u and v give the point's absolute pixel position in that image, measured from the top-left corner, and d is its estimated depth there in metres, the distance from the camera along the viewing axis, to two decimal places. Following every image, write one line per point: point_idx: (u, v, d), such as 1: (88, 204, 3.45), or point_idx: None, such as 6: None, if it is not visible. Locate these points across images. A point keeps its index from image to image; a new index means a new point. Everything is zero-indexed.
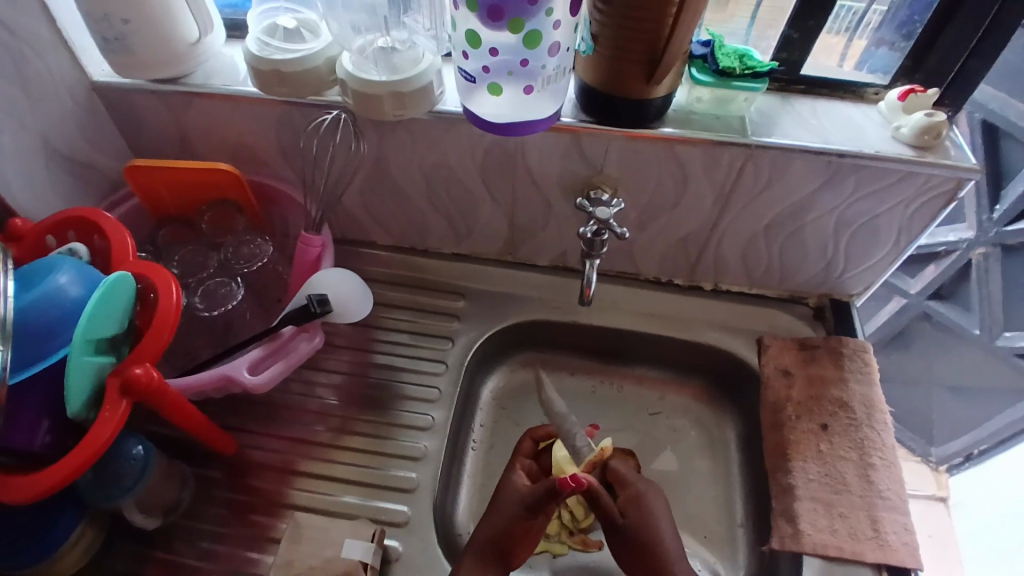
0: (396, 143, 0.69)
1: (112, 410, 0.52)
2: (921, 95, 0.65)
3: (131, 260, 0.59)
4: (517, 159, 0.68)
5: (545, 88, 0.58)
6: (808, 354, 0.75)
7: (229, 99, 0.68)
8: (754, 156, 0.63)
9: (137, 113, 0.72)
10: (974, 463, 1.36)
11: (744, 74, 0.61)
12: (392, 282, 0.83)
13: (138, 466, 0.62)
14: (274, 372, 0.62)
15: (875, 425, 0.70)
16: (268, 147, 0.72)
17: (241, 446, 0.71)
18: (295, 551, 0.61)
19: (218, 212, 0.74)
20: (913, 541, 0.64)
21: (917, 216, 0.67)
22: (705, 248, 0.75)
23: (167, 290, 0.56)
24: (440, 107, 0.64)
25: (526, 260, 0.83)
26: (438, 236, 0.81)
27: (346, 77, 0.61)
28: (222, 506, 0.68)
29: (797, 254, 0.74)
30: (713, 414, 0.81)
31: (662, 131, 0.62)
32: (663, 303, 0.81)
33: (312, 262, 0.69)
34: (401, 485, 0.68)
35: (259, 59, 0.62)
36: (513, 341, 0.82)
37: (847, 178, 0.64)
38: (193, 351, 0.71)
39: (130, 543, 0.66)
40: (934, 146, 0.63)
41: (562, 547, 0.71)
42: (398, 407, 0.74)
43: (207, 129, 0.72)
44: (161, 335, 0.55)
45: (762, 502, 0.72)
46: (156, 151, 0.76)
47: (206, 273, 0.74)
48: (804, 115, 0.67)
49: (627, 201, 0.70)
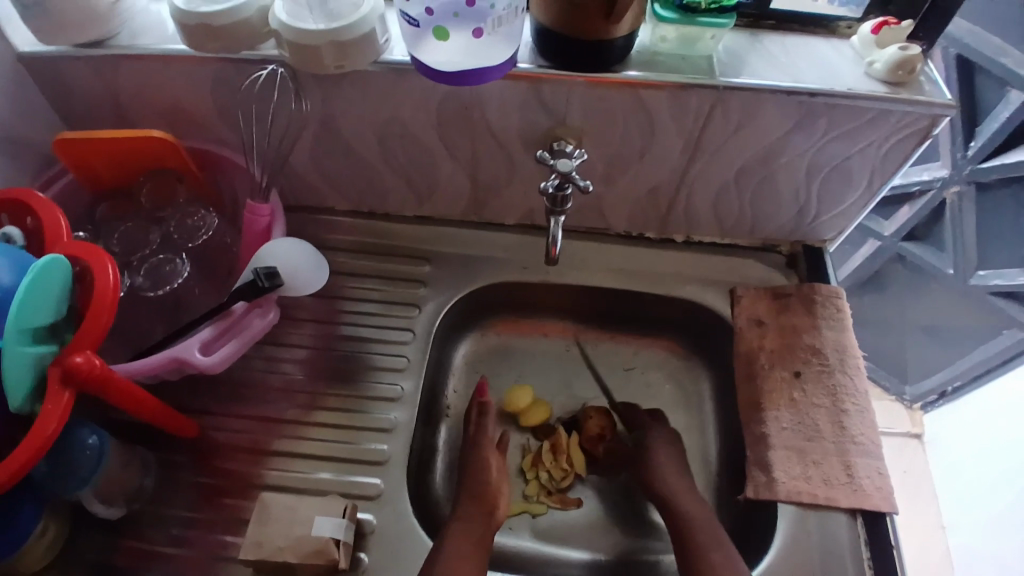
0: (342, 99, 0.64)
1: (54, 402, 0.49)
2: (895, 28, 0.61)
3: (66, 241, 0.54)
4: (474, 112, 0.64)
5: (496, 30, 0.54)
6: (781, 302, 0.74)
7: (160, 59, 0.62)
8: (723, 98, 0.60)
9: (63, 82, 0.66)
10: (948, 400, 1.38)
11: (710, 9, 0.57)
12: (354, 250, 0.79)
13: (94, 456, 0.59)
14: (228, 351, 0.58)
15: (848, 371, 0.70)
16: (208, 110, 0.67)
17: (205, 428, 0.68)
18: (263, 532, 0.59)
19: (157, 181, 0.69)
20: (887, 485, 0.64)
21: (890, 155, 0.65)
22: (676, 199, 0.73)
23: (104, 271, 0.52)
24: (386, 57, 0.60)
25: (493, 221, 0.79)
26: (397, 199, 0.77)
27: (280, 27, 0.56)
28: (190, 490, 0.65)
29: (769, 201, 0.72)
30: (688, 369, 0.80)
31: (624, 75, 0.59)
32: (635, 257, 0.78)
33: (262, 232, 0.65)
34: (372, 458, 0.67)
35: (185, 13, 0.57)
36: (484, 304, 0.80)
37: (818, 119, 0.61)
38: (144, 332, 0.68)
39: (97, 532, 0.63)
40: (908, 82, 0.60)
41: (539, 507, 0.72)
42: (366, 379, 0.71)
43: (139, 94, 0.66)
44: (101, 319, 0.51)
45: (738, 453, 0.72)
46: (89, 122, 0.70)
47: (149, 250, 0.69)
48: (774, 53, 0.63)
49: (593, 152, 0.67)
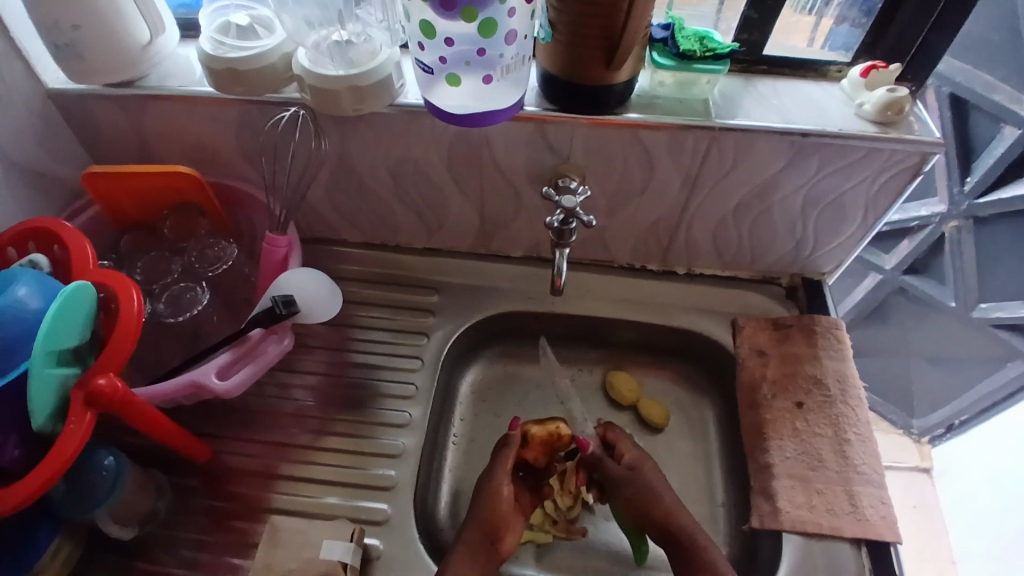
0: (358, 138, 0.68)
1: (76, 422, 0.51)
2: (883, 71, 0.65)
3: (92, 269, 0.57)
4: (482, 150, 0.67)
5: (505, 76, 0.58)
6: (781, 333, 0.76)
7: (186, 101, 0.66)
8: (719, 138, 0.63)
9: (95, 120, 0.70)
10: (956, 433, 1.38)
11: (705, 56, 0.61)
12: (366, 280, 0.82)
13: (110, 476, 0.61)
14: (243, 376, 0.60)
15: (849, 401, 0.71)
16: (230, 148, 0.71)
17: (218, 453, 0.70)
18: (274, 555, 0.60)
19: (180, 215, 0.73)
20: (890, 514, 0.65)
21: (883, 191, 0.67)
22: (676, 233, 0.76)
23: (127, 298, 0.55)
24: (401, 100, 0.63)
25: (499, 252, 0.82)
26: (408, 232, 0.81)
27: (302, 73, 0.60)
28: (202, 513, 0.67)
29: (767, 234, 0.74)
30: (691, 398, 0.82)
31: (626, 117, 0.62)
32: (637, 289, 0.81)
33: (279, 262, 0.68)
34: (380, 483, 0.68)
35: (213, 58, 0.61)
36: (490, 333, 0.82)
37: (811, 158, 0.64)
38: (162, 359, 0.70)
39: (111, 555, 0.65)
40: (897, 122, 0.63)
41: (546, 537, 0.72)
42: (376, 406, 0.73)
43: (166, 132, 0.70)
44: (124, 343, 0.54)
45: (743, 484, 0.73)
46: (117, 158, 0.74)
47: (170, 279, 0.73)
48: (767, 96, 0.67)
49: (596, 188, 0.70)
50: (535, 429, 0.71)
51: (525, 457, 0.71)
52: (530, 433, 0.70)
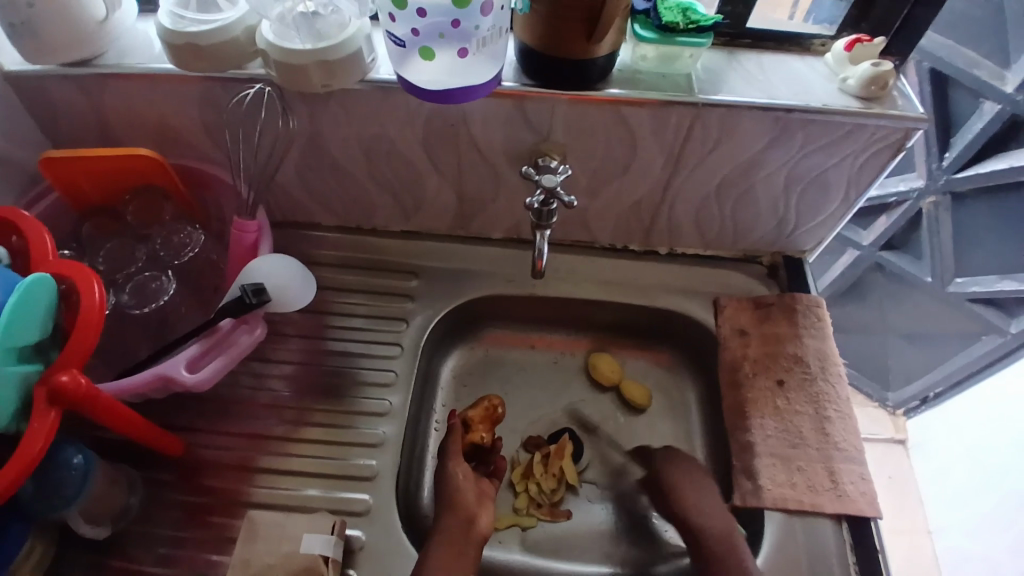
0: (328, 116, 0.65)
1: (40, 422, 0.49)
2: (867, 45, 0.63)
3: (51, 259, 0.54)
4: (459, 129, 0.65)
5: (481, 50, 0.55)
6: (764, 312, 0.75)
7: (144, 79, 0.62)
8: (702, 115, 0.61)
9: (49, 101, 0.66)
10: (931, 406, 1.41)
11: (688, 29, 0.59)
12: (342, 265, 0.79)
13: (80, 475, 0.58)
14: (214, 369, 0.58)
15: (830, 378, 0.71)
16: (194, 129, 0.68)
17: (192, 446, 0.68)
18: (251, 550, 0.58)
19: (143, 200, 0.69)
20: (870, 490, 0.65)
21: (866, 168, 0.66)
22: (659, 213, 0.74)
23: (89, 289, 0.52)
24: (373, 76, 0.60)
25: (478, 235, 0.80)
26: (384, 214, 0.78)
27: (267, 47, 0.57)
28: (177, 509, 0.65)
29: (750, 213, 0.74)
30: (673, 378, 0.81)
31: (607, 92, 0.60)
32: (619, 270, 0.80)
33: (249, 248, 0.65)
34: (360, 473, 0.67)
35: (172, 32, 0.57)
36: (470, 317, 0.80)
37: (795, 134, 0.63)
38: (129, 351, 0.68)
39: (83, 555, 0.63)
40: (882, 97, 0.62)
41: (530, 520, 0.72)
42: (354, 395, 0.72)
43: (125, 112, 0.67)
44: (88, 337, 0.51)
45: (726, 463, 0.73)
46: (75, 140, 0.70)
47: (134, 267, 0.70)
48: (750, 70, 0.65)
49: (577, 167, 0.68)
50: (473, 413, 0.73)
51: (471, 440, 0.71)
52: (468, 415, 0.72)
